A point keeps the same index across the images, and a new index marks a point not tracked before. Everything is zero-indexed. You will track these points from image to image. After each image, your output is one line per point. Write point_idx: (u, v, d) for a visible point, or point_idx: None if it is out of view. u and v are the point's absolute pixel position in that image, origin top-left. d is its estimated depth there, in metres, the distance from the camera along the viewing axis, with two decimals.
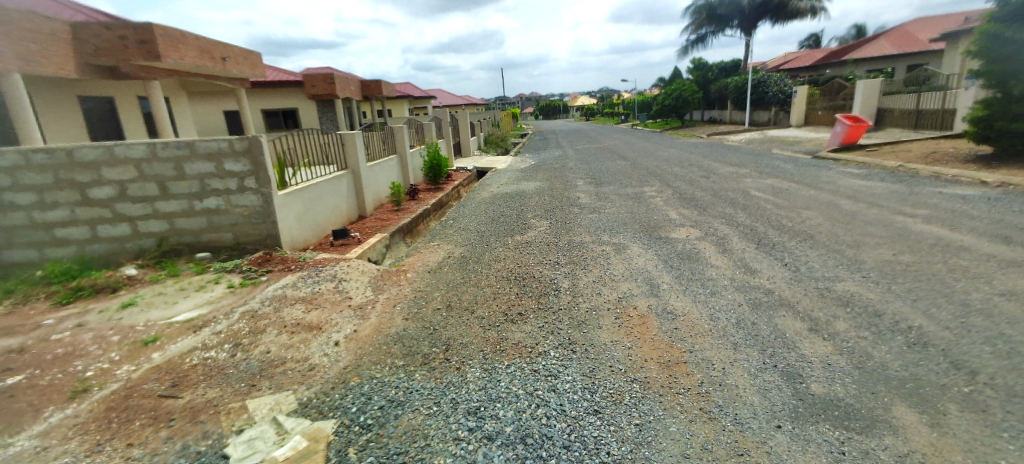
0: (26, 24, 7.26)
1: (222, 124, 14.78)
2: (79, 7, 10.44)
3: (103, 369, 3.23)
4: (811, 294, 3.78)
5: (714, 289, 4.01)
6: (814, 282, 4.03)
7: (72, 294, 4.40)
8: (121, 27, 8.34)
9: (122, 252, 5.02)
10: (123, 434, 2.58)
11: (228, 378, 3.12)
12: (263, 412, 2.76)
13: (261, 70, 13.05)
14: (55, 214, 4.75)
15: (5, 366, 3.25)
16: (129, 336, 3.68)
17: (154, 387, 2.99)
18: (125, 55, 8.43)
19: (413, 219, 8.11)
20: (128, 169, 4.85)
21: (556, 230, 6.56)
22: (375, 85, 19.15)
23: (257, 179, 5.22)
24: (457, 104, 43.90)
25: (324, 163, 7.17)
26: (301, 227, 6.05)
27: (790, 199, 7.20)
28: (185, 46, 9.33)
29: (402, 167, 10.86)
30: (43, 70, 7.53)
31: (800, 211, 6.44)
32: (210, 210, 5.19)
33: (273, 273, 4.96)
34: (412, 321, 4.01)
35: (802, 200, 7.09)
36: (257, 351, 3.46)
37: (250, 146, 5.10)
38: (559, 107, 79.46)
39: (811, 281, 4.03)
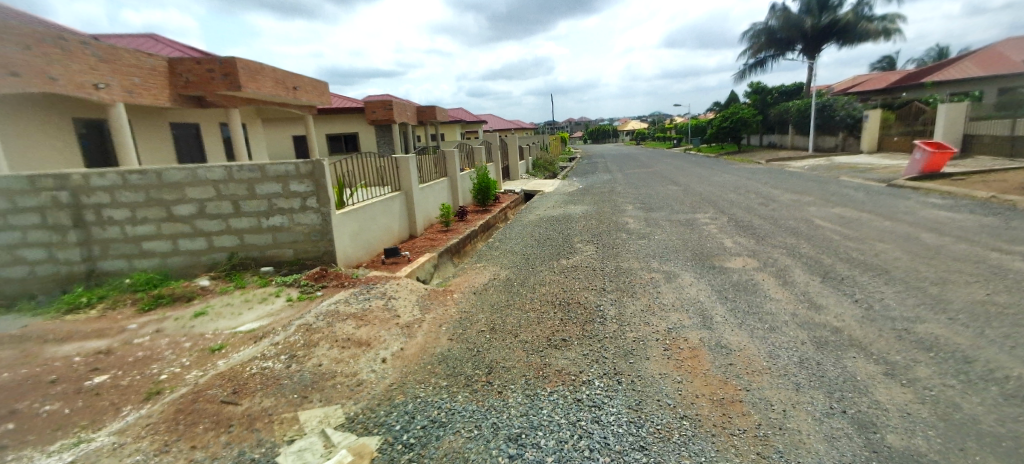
0: (132, 61, 8.23)
1: (290, 148, 15.85)
2: (176, 45, 11.70)
3: (174, 373, 3.49)
4: (887, 336, 3.47)
5: (774, 325, 3.78)
6: (891, 322, 3.70)
7: (153, 302, 4.81)
8: (208, 61, 9.23)
9: (197, 264, 5.44)
10: (188, 436, 2.75)
11: (282, 388, 3.27)
12: (313, 424, 2.87)
13: (326, 98, 13.96)
14: (144, 229, 5.24)
15: (94, 365, 3.59)
16: (198, 343, 3.96)
17: (217, 393, 3.18)
18: (211, 86, 9.32)
19: (460, 240, 8.27)
20: (207, 189, 5.29)
21: (603, 255, 6.47)
22: (430, 110, 20.02)
23: (318, 199, 5.53)
24: (507, 128, 44.83)
25: (379, 184, 7.49)
26: (355, 245, 6.31)
27: (861, 230, 6.74)
28: (262, 77, 10.19)
29: (452, 189, 11.15)
30: (142, 101, 8.45)
31: (874, 243, 6.01)
32: (275, 227, 5.54)
33: (328, 288, 5.20)
34: (456, 342, 4.05)
35: (875, 232, 6.61)
36: (310, 363, 3.61)
37: (313, 168, 5.42)
38: (611, 131, 79.24)
39: (887, 321, 3.71)
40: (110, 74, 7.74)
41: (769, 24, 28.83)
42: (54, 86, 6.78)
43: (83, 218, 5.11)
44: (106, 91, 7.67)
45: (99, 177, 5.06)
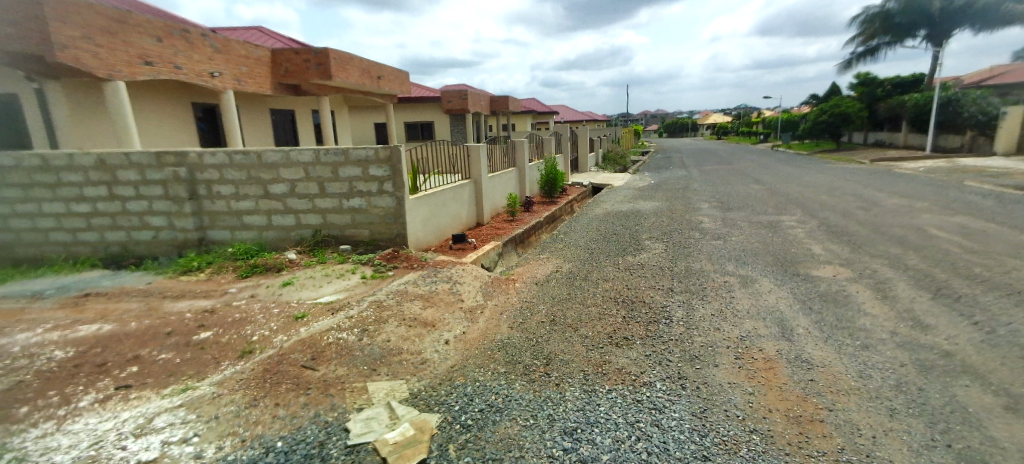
0: (241, 51, 9.05)
1: (370, 134, 16.72)
2: (278, 36, 12.69)
3: (264, 336, 3.84)
4: (1011, 365, 3.06)
5: (866, 342, 3.46)
6: (1019, 350, 3.25)
7: (249, 270, 5.32)
8: (305, 51, 9.96)
9: (287, 239, 5.92)
10: (274, 394, 3.02)
11: (355, 359, 3.50)
12: (380, 396, 3.04)
13: (407, 87, 14.54)
14: (244, 204, 5.78)
15: (200, 322, 4.05)
16: (285, 310, 4.33)
17: (298, 358, 3.46)
18: (306, 75, 10.07)
19: (526, 230, 8.35)
20: (298, 170, 5.72)
21: (673, 254, 6.24)
22: (503, 99, 20.21)
23: (394, 183, 5.79)
24: (578, 119, 44.22)
25: (450, 171, 7.70)
26: (426, 229, 6.56)
27: (988, 243, 5.95)
28: (351, 67, 10.81)
29: (520, 179, 11.23)
30: (248, 88, 9.28)
31: (1003, 259, 5.28)
32: (354, 208, 5.89)
33: (399, 269, 5.46)
34: (517, 331, 4.11)
35: (1005, 246, 5.80)
36: (380, 338, 3.82)
37: (391, 154, 5.67)
38: (688, 125, 75.63)
39: (1013, 349, 3.26)
40: (223, 63, 8.56)
41: (887, 7, 25.95)
42: (177, 73, 7.65)
43: (197, 192, 5.74)
44: (220, 79, 8.49)
45: (210, 156, 5.64)
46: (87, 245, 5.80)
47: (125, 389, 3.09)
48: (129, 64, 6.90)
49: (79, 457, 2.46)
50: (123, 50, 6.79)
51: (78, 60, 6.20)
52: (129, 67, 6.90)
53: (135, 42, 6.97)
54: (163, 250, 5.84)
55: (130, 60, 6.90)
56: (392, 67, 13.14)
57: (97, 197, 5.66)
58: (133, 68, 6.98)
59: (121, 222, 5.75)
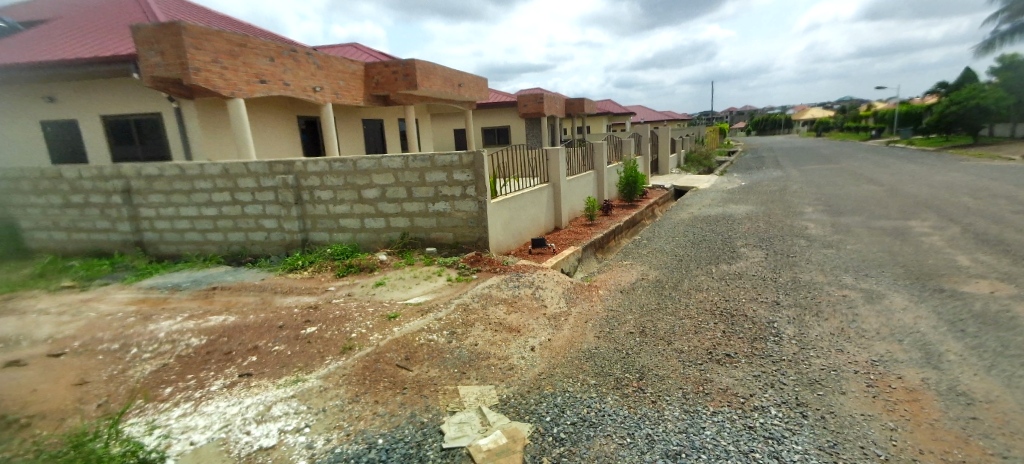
0: (338, 66, 9.75)
1: (450, 140, 17.27)
2: (370, 51, 13.54)
3: (362, 333, 4.04)
4: None
5: None
6: None
7: (345, 269, 5.67)
8: (394, 64, 10.51)
9: (378, 241, 6.23)
10: (373, 391, 3.15)
11: (445, 361, 3.57)
12: (471, 400, 3.05)
13: (485, 94, 14.84)
14: (342, 208, 6.17)
15: (306, 317, 4.36)
16: (379, 309, 4.54)
17: (393, 357, 3.58)
18: (395, 86, 10.62)
19: (606, 235, 8.13)
20: (388, 176, 5.99)
21: (775, 263, 5.72)
22: (579, 102, 19.97)
23: (477, 188, 5.85)
24: (658, 119, 42.65)
25: (529, 176, 7.70)
26: (506, 232, 6.59)
27: None
28: (434, 76, 11.23)
29: (599, 182, 10.97)
30: (344, 100, 9.95)
31: None
32: (439, 212, 6.04)
33: (482, 272, 5.52)
34: (604, 341, 3.96)
35: None
36: (467, 342, 3.86)
37: (474, 159, 5.73)
38: (782, 121, 69.98)
39: None
40: (324, 79, 9.27)
41: None
42: (286, 90, 8.39)
43: (302, 198, 6.22)
44: (321, 93, 9.20)
45: (314, 164, 6.07)
46: (214, 244, 6.52)
47: (247, 377, 3.41)
48: (248, 83, 7.66)
49: (212, 438, 2.75)
50: (244, 70, 7.56)
51: (209, 82, 7.00)
52: (247, 86, 7.66)
53: (253, 63, 7.73)
54: (274, 250, 6.40)
55: (249, 79, 7.66)
56: (471, 75, 13.49)
57: (222, 202, 6.34)
58: (252, 87, 7.75)
59: (241, 224, 6.38)
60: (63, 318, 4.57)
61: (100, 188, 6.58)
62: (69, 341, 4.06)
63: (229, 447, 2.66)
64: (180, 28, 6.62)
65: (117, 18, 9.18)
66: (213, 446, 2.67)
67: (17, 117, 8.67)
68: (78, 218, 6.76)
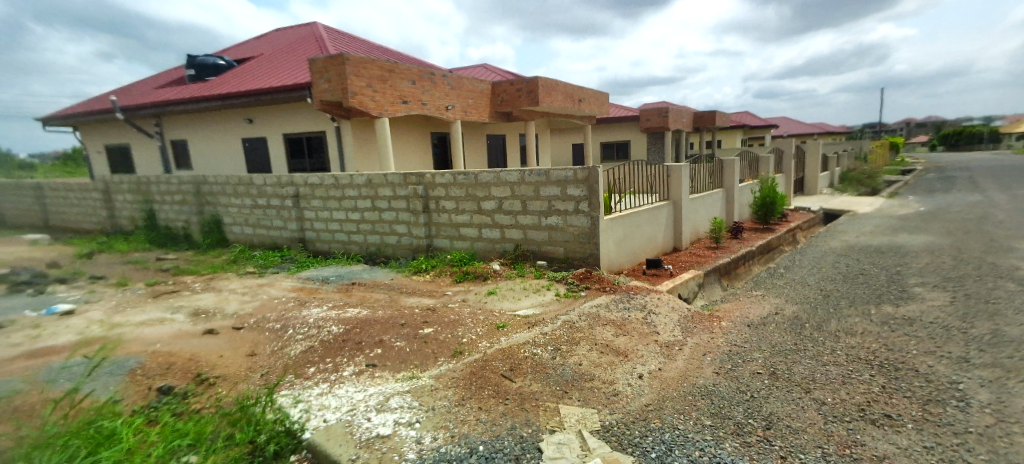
0: (469, 86, 10.45)
1: (569, 155, 17.35)
2: (498, 71, 14.28)
3: (472, 339, 4.22)
4: None
5: None
6: None
7: (462, 276, 6.01)
8: (519, 82, 10.92)
9: (493, 250, 6.48)
10: (477, 397, 3.26)
11: (549, 377, 3.55)
12: (572, 421, 2.99)
13: (606, 108, 14.68)
14: (462, 217, 6.55)
15: (424, 318, 4.70)
16: (490, 318, 4.70)
17: (499, 366, 3.67)
18: (518, 102, 11.02)
19: (732, 260, 7.43)
20: (505, 189, 6.21)
21: (964, 310, 4.66)
22: (710, 115, 18.66)
23: (591, 204, 5.74)
24: (806, 132, 37.95)
25: (648, 193, 7.38)
26: (620, 251, 6.38)
27: None
28: (556, 92, 11.42)
29: (728, 201, 10.09)
30: (472, 117, 10.61)
31: None
32: (552, 226, 6.05)
33: (591, 290, 5.40)
34: (724, 378, 3.60)
35: None
36: (572, 360, 3.80)
37: (590, 174, 5.64)
38: (978, 135, 57.49)
39: None
40: (456, 98, 10.00)
41: None
42: (423, 109, 9.22)
43: (429, 207, 6.74)
44: (452, 111, 9.92)
45: (441, 176, 6.55)
46: (356, 244, 7.38)
47: (372, 368, 3.77)
48: (394, 104, 8.58)
49: (341, 419, 3.08)
50: (390, 93, 8.49)
51: (363, 104, 7.99)
52: (392, 106, 8.57)
53: (398, 86, 8.64)
54: (403, 253, 7.02)
55: (394, 100, 8.58)
56: (593, 90, 13.48)
57: (365, 208, 7.15)
58: (396, 107, 8.65)
59: (378, 228, 7.13)
60: (245, 298, 5.54)
61: (276, 193, 7.88)
62: (247, 317, 4.90)
63: (353, 429, 2.94)
64: (344, 58, 7.68)
65: (299, 53, 10.98)
66: (341, 426, 2.98)
67: (226, 135, 10.83)
68: (260, 217, 8.17)
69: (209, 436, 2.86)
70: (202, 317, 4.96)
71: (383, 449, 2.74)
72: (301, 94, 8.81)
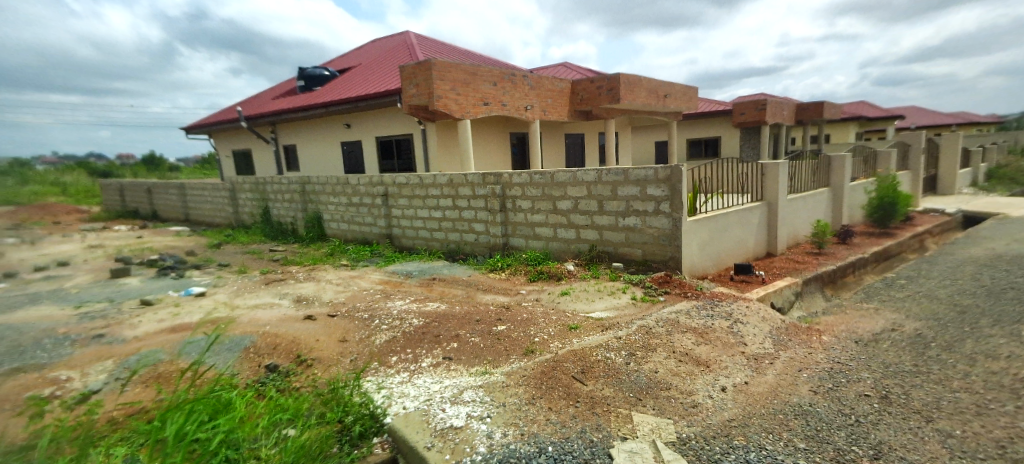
0: (548, 85, 10.46)
1: (651, 153, 16.64)
2: (580, 69, 14.13)
3: (544, 339, 4.23)
4: None
5: None
6: None
7: (536, 275, 6.04)
8: (600, 79, 10.70)
9: (568, 250, 6.44)
10: (547, 397, 3.26)
11: (622, 382, 3.45)
12: (645, 430, 2.88)
13: (695, 103, 13.90)
14: (538, 217, 6.58)
15: (498, 315, 4.79)
16: (563, 318, 4.67)
17: (570, 368, 3.64)
18: (599, 100, 10.80)
19: (839, 268, 6.68)
20: (581, 189, 6.13)
21: None
22: (816, 107, 16.91)
23: (672, 204, 5.47)
24: (940, 122, 32.99)
25: (739, 193, 6.87)
26: (704, 254, 6.01)
27: None
28: (639, 88, 11.03)
29: (836, 202, 9.09)
30: (551, 116, 10.61)
31: None
32: (630, 227, 5.87)
33: (671, 295, 5.16)
34: (823, 398, 3.26)
35: None
36: (647, 367, 3.66)
37: (672, 173, 5.38)
38: None
39: None
40: (535, 98, 10.06)
41: None
42: (503, 109, 9.39)
43: (505, 206, 6.86)
44: (532, 111, 9.99)
45: (518, 176, 6.63)
46: (438, 241, 7.72)
47: (447, 361, 3.94)
48: (475, 106, 8.84)
49: (419, 407, 3.25)
50: (472, 95, 8.77)
51: (446, 107, 8.33)
52: (474, 108, 8.83)
53: (480, 88, 8.89)
54: (481, 251, 7.22)
55: (475, 102, 8.84)
56: (680, 84, 12.85)
57: (446, 206, 7.45)
58: (477, 109, 8.90)
59: (458, 227, 7.40)
60: (339, 288, 6.05)
61: (368, 191, 8.48)
62: (340, 306, 5.36)
63: (429, 418, 3.09)
64: (431, 64, 8.08)
65: (391, 61, 11.71)
66: (418, 414, 3.14)
67: (327, 139, 11.87)
68: (354, 214, 8.85)
69: (305, 413, 3.16)
70: (304, 303, 5.51)
71: (455, 440, 2.85)
72: (392, 99, 9.38)
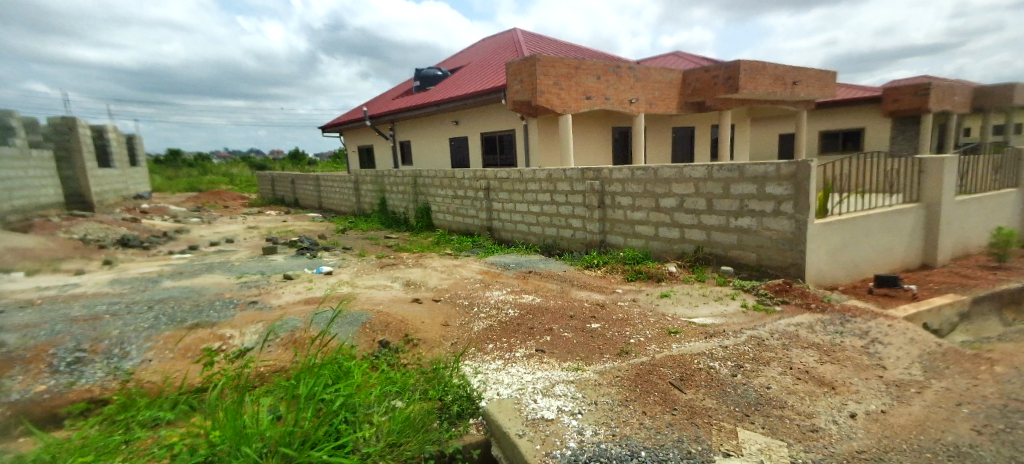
0: (657, 76, 9.98)
1: (774, 147, 15.00)
2: (694, 58, 13.25)
3: (640, 340, 4.09)
4: None
5: None
6: None
7: (634, 274, 5.84)
8: (716, 68, 9.91)
9: (670, 251, 6.12)
10: (642, 401, 3.16)
11: (726, 395, 3.21)
12: (752, 449, 2.66)
13: (833, 90, 12.25)
14: (639, 214, 6.34)
15: (593, 313, 4.74)
16: (661, 321, 4.47)
17: (668, 373, 3.47)
18: (714, 90, 10.02)
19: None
20: (689, 186, 5.77)
21: None
22: (1001, 90, 13.92)
23: (796, 204, 4.89)
24: None
25: (885, 193, 5.93)
26: (835, 262, 5.30)
27: None
28: (763, 76, 10.01)
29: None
30: (657, 109, 10.11)
31: None
32: (742, 228, 5.40)
33: (790, 305, 4.64)
34: (990, 441, 2.71)
35: None
36: (757, 381, 3.35)
37: (797, 170, 4.81)
38: None
39: None
40: (641, 91, 9.67)
41: None
42: (607, 103, 9.16)
43: (605, 202, 6.71)
44: (637, 105, 9.63)
45: (619, 172, 6.44)
46: (535, 235, 7.82)
47: (539, 353, 4.00)
48: (577, 100, 8.75)
49: (512, 395, 3.36)
50: (575, 89, 8.69)
51: (549, 102, 8.38)
52: (576, 103, 8.75)
53: (583, 82, 8.78)
54: (577, 246, 7.16)
55: (578, 97, 8.74)
56: (813, 69, 11.42)
57: (544, 201, 7.51)
58: (579, 104, 8.81)
59: (555, 222, 7.42)
60: (444, 275, 6.44)
61: (472, 185, 8.85)
62: (444, 292, 5.71)
63: (522, 407, 3.17)
64: (535, 60, 8.16)
65: (500, 58, 12.05)
66: (511, 402, 3.25)
67: (438, 135, 12.61)
68: (458, 206, 9.31)
69: (410, 388, 3.43)
70: (412, 287, 5.98)
71: (546, 432, 2.89)
72: (498, 96, 9.66)
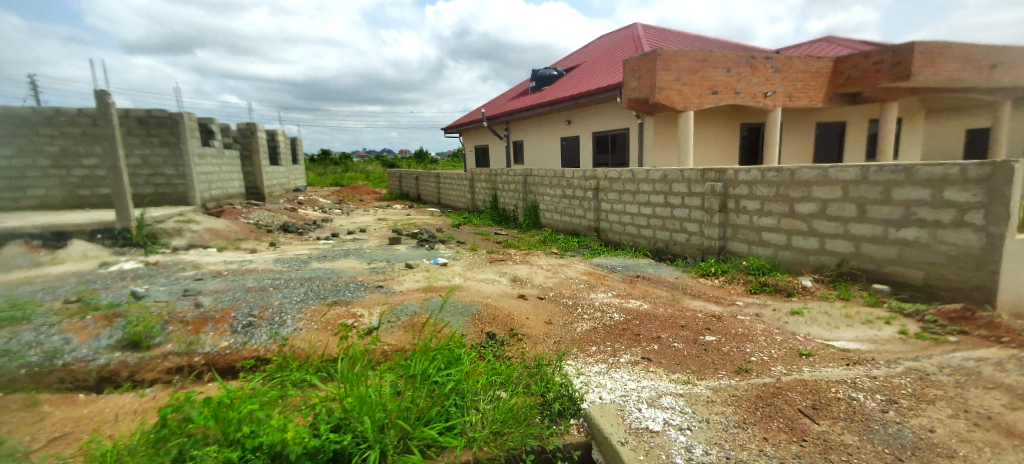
0: (800, 66, 8.88)
1: (957, 147, 12.42)
2: (849, 42, 11.53)
3: (763, 360, 3.67)
4: None
5: None
6: None
7: (759, 287, 5.27)
8: (879, 52, 8.50)
9: (805, 263, 5.41)
10: (763, 426, 2.83)
11: (871, 433, 2.72)
12: None
13: None
14: (767, 220, 5.71)
15: (707, 324, 4.38)
16: (790, 341, 3.96)
17: (797, 399, 3.07)
18: (874, 78, 8.60)
19: None
20: (835, 190, 5.03)
21: None
22: None
23: (988, 214, 3.96)
24: None
25: None
26: None
27: None
28: (944, 58, 8.33)
29: None
30: (799, 103, 8.99)
31: None
32: (905, 240, 4.56)
33: (969, 337, 3.79)
34: None
35: None
36: (916, 422, 2.78)
37: (991, 172, 3.91)
38: None
39: None
40: (779, 82, 8.69)
41: None
42: (736, 98, 8.41)
43: (727, 206, 6.17)
44: (772, 98, 8.67)
45: (746, 172, 5.86)
46: (645, 238, 7.47)
47: (646, 361, 3.80)
48: (701, 95, 8.16)
49: (615, 401, 3.24)
50: (700, 83, 8.11)
51: (668, 98, 7.95)
52: (700, 98, 8.18)
53: (709, 76, 8.16)
54: (692, 252, 6.68)
55: (702, 91, 8.16)
56: (1019, 48, 9.20)
57: (657, 203, 7.13)
58: (704, 99, 8.21)
59: (668, 225, 7.01)
60: (549, 274, 6.46)
61: (582, 185, 8.75)
62: (549, 290, 5.73)
63: (625, 414, 3.04)
64: (656, 55, 7.79)
65: (618, 55, 11.73)
66: (614, 407, 3.13)
67: (551, 135, 12.69)
68: (566, 205, 9.29)
69: (514, 380, 3.49)
70: (519, 283, 6.10)
71: (651, 444, 2.74)
72: (613, 93, 9.40)
